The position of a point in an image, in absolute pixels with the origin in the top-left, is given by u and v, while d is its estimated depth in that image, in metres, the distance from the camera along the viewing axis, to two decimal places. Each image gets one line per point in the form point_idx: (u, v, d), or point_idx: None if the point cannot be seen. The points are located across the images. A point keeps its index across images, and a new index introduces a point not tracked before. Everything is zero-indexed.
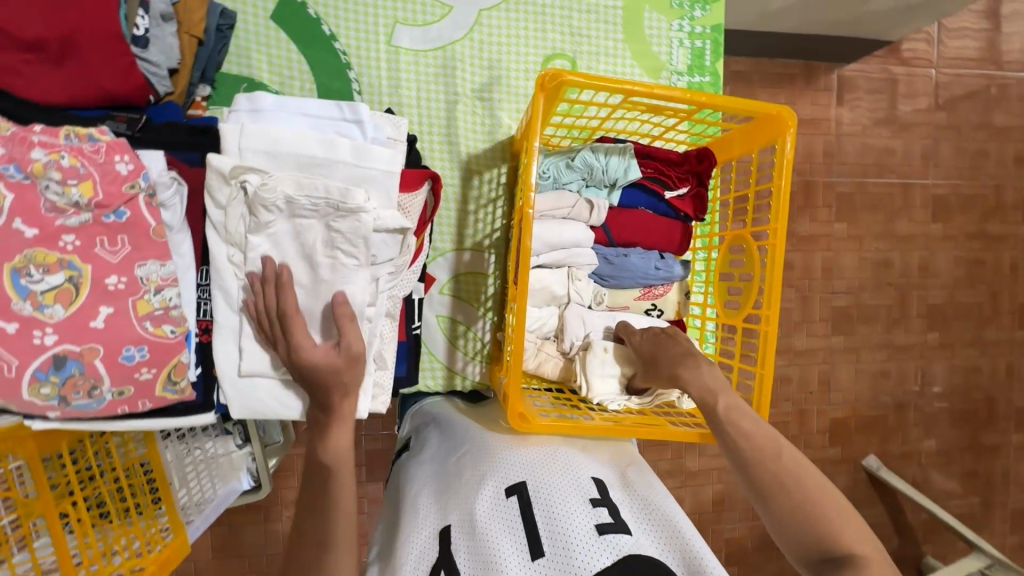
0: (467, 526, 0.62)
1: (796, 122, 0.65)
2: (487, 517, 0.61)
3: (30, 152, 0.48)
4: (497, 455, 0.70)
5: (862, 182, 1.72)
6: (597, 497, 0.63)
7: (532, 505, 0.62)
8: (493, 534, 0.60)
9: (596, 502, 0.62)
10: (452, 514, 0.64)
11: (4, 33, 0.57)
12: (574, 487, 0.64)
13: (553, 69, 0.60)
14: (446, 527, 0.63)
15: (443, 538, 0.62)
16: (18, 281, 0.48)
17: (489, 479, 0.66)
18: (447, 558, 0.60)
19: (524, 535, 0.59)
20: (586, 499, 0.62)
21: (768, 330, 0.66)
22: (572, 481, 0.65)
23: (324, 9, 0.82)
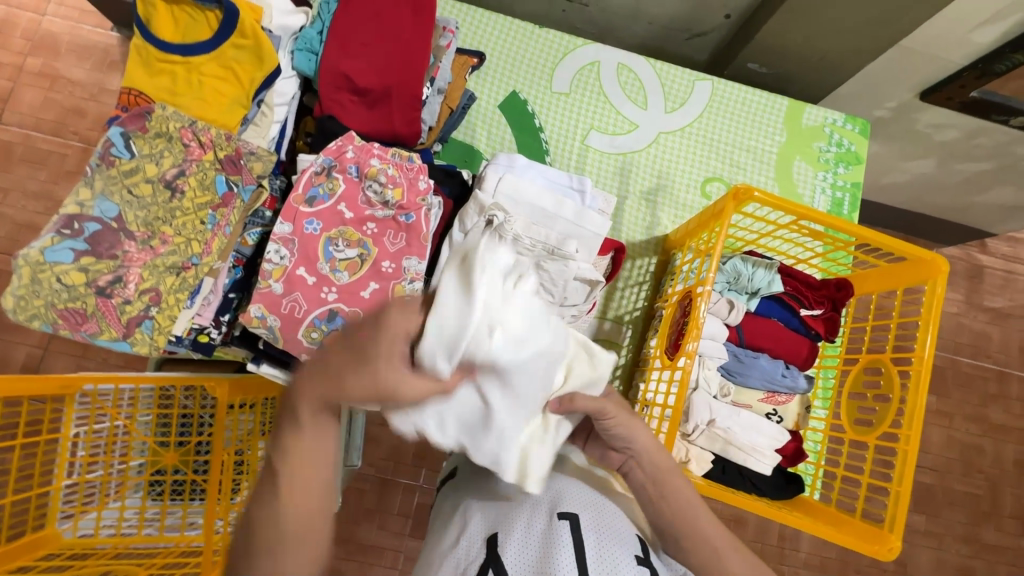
0: (522, 539, 0.62)
1: (949, 270, 0.73)
2: (538, 535, 0.61)
3: (368, 159, 0.65)
4: (554, 480, 0.69)
5: (954, 359, 1.72)
6: (641, 556, 0.62)
7: (582, 534, 0.61)
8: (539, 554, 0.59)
9: (640, 560, 0.62)
10: (501, 522, 0.64)
11: (348, 79, 0.78)
12: (622, 537, 0.63)
13: (747, 184, 0.73)
14: (494, 536, 0.62)
15: (492, 543, 0.62)
16: (328, 247, 0.63)
17: (545, 502, 0.65)
18: (497, 559, 0.60)
19: (574, 563, 0.58)
20: (633, 554, 0.62)
21: (907, 448, 0.70)
22: (620, 533, 0.64)
23: (539, 107, 1.03)
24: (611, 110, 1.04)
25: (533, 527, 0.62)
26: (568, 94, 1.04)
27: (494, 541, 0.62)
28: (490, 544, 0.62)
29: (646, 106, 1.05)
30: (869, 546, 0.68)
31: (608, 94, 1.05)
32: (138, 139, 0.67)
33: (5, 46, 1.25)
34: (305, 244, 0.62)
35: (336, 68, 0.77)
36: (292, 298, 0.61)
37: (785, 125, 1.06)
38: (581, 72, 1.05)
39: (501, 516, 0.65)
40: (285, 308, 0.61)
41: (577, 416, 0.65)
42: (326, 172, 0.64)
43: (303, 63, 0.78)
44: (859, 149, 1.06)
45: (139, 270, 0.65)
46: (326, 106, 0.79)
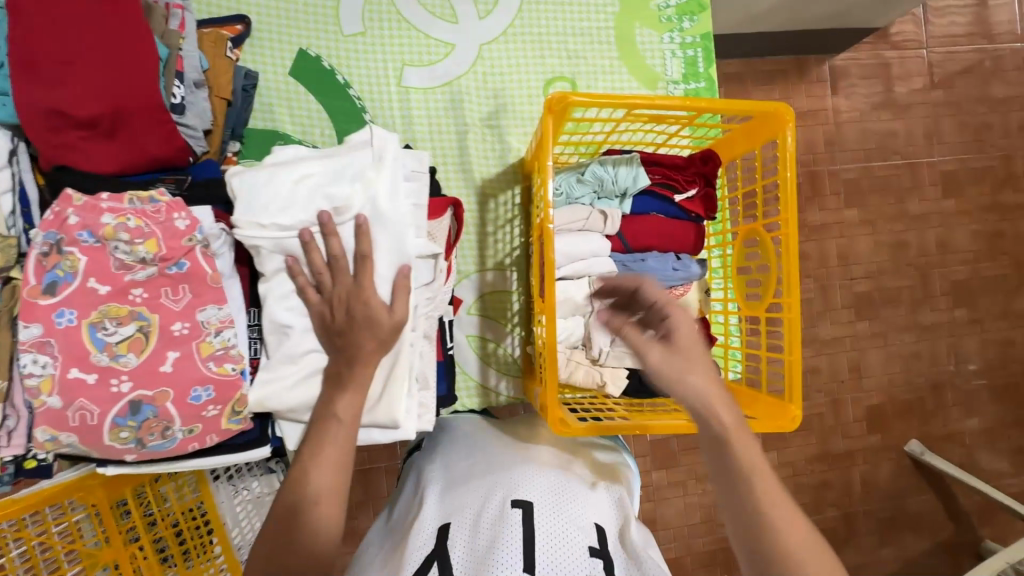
0: (471, 526, 0.62)
1: (794, 115, 0.68)
2: (487, 529, 0.60)
3: (99, 217, 0.54)
4: (521, 470, 0.68)
5: (867, 166, 1.70)
6: (596, 547, 0.59)
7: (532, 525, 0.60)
8: (486, 548, 0.58)
9: (594, 553, 0.58)
10: (457, 513, 0.64)
11: (62, 114, 0.63)
12: (577, 524, 0.61)
13: (560, 92, 0.64)
14: (448, 526, 0.63)
15: (442, 533, 0.62)
16: (94, 334, 0.53)
17: (501, 493, 0.65)
18: (442, 551, 0.59)
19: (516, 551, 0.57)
20: (585, 546, 0.59)
21: (791, 315, 0.68)
22: (578, 519, 0.62)
23: (336, 60, 0.88)
24: (418, 36, 0.90)
25: (485, 520, 0.62)
26: (364, 33, 0.88)
27: (446, 530, 0.62)
28: (442, 534, 0.62)
29: (455, 18, 0.90)
30: (774, 423, 0.67)
31: (408, 18, 0.89)
32: None
33: None
34: (67, 341, 0.53)
35: (40, 106, 0.62)
36: (78, 407, 0.53)
37: None
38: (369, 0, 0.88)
39: (457, 507, 0.65)
40: (75, 420, 0.53)
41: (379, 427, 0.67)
42: (56, 248, 0.53)
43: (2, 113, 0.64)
44: None
45: None
46: (54, 157, 0.64)
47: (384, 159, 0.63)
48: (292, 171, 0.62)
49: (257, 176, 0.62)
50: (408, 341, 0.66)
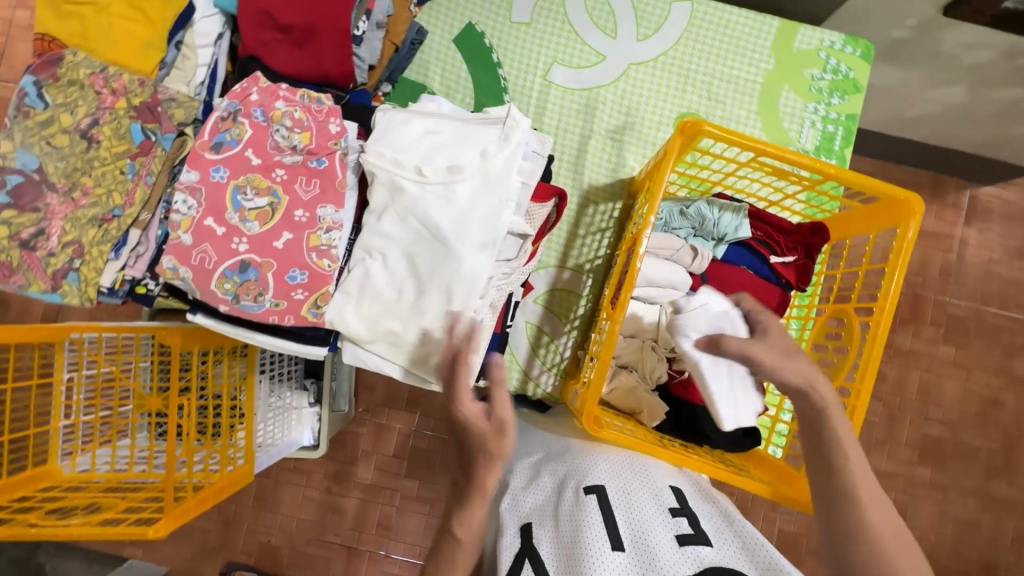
0: (550, 521, 0.65)
1: (923, 211, 0.66)
2: (567, 515, 0.64)
3: (274, 102, 0.63)
4: (579, 460, 0.72)
5: (980, 309, 1.58)
6: (676, 507, 0.65)
7: (611, 506, 0.64)
8: (574, 527, 0.62)
9: (675, 513, 0.64)
10: (533, 510, 0.67)
11: (270, 16, 0.73)
12: (651, 497, 0.66)
13: (695, 118, 0.67)
14: (530, 524, 0.65)
15: (526, 531, 0.65)
16: (236, 196, 0.61)
17: (569, 481, 0.68)
18: (531, 547, 0.62)
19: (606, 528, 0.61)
20: (665, 509, 0.65)
21: (856, 405, 0.66)
22: (650, 490, 0.67)
23: (497, 40, 0.95)
24: (576, 40, 0.96)
25: (562, 508, 0.65)
26: (529, 24, 0.95)
27: (528, 528, 0.65)
28: (525, 531, 0.64)
29: (615, 34, 0.95)
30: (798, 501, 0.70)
31: (573, 22, 0.96)
32: (50, 88, 0.66)
33: None
34: (213, 193, 0.61)
35: (256, 4, 0.73)
36: (201, 249, 0.61)
37: (773, 50, 0.95)
38: None
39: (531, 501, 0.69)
40: (195, 259, 0.61)
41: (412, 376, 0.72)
42: (232, 116, 0.62)
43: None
44: (858, 76, 0.95)
45: (61, 223, 0.65)
46: (251, 48, 0.75)
47: (506, 132, 0.68)
48: (425, 121, 0.69)
49: (396, 116, 0.68)
50: (474, 307, 0.69)
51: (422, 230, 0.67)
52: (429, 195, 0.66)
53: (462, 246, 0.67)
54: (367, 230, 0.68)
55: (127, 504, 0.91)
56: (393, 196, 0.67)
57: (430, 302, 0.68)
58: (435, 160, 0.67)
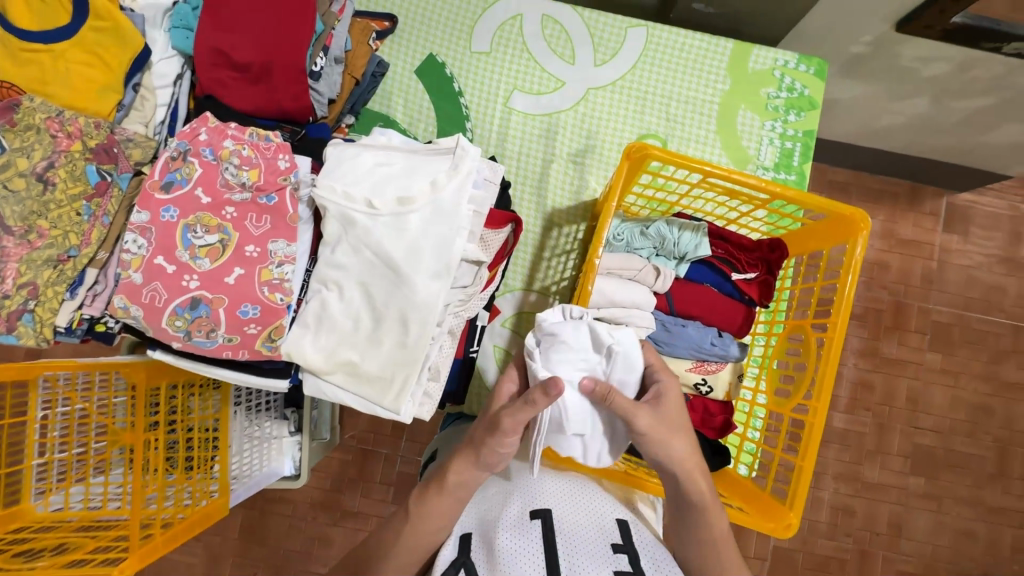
0: (491, 536, 0.65)
1: (870, 226, 0.67)
2: (511, 530, 0.65)
3: (223, 141, 0.63)
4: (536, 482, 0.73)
5: (963, 315, 1.57)
6: (619, 544, 0.66)
7: (553, 532, 0.65)
8: (514, 544, 0.63)
9: (616, 548, 0.65)
10: (477, 523, 0.69)
11: (225, 55, 0.75)
12: (597, 530, 0.67)
13: (641, 142, 0.67)
14: (470, 537, 0.66)
15: (464, 544, 0.66)
16: (186, 234, 0.62)
17: (521, 502, 0.70)
18: (467, 559, 0.63)
19: (543, 553, 0.62)
20: (608, 544, 0.65)
21: (814, 422, 0.65)
22: (597, 524, 0.68)
23: (457, 70, 0.97)
24: (535, 67, 0.98)
25: (507, 524, 0.66)
26: (489, 53, 0.98)
27: (467, 541, 0.66)
28: (463, 545, 0.65)
29: (573, 60, 0.98)
30: (767, 525, 0.65)
31: (532, 50, 0.98)
32: (8, 134, 0.67)
33: None
34: (163, 232, 0.62)
35: (211, 44, 0.75)
36: (152, 287, 0.61)
37: (728, 70, 0.97)
38: (502, 27, 0.98)
39: (480, 516, 0.70)
40: (146, 298, 0.61)
41: (373, 407, 0.72)
42: (182, 156, 0.63)
43: (180, 41, 0.76)
44: (813, 93, 0.96)
45: (16, 265, 0.65)
46: (206, 87, 0.76)
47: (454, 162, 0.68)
48: (374, 156, 0.70)
49: (346, 150, 0.69)
50: (431, 334, 0.70)
51: (375, 261, 0.68)
52: (380, 226, 0.67)
53: (418, 272, 0.68)
54: (322, 262, 0.69)
55: (96, 543, 0.90)
56: (345, 228, 0.68)
57: (387, 332, 0.69)
58: (384, 192, 0.67)
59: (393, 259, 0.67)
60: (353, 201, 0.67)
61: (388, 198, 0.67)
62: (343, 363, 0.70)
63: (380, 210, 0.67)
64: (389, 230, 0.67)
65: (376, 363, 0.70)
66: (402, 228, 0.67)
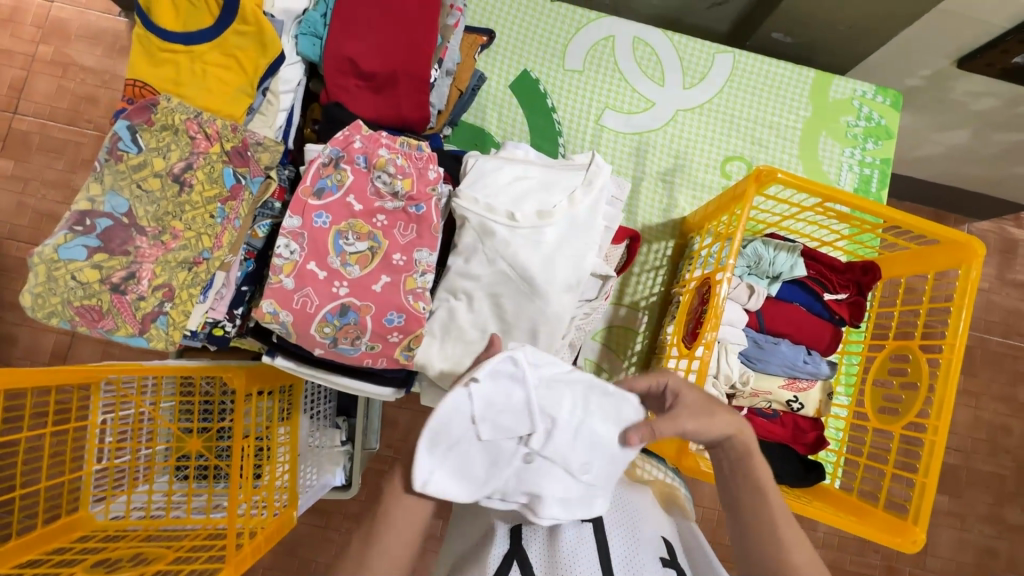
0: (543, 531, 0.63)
1: (985, 254, 0.70)
2: (563, 529, 0.62)
3: (377, 150, 0.64)
4: None
5: (983, 337, 1.64)
6: (667, 558, 0.62)
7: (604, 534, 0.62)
8: (568, 547, 0.60)
9: (665, 563, 0.61)
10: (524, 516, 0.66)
11: (355, 64, 0.76)
12: (648, 538, 0.64)
13: (770, 166, 0.70)
14: (521, 529, 0.64)
15: (515, 535, 0.63)
16: (338, 240, 0.62)
17: None
18: (520, 551, 0.61)
19: (597, 558, 0.59)
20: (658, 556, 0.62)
21: (934, 438, 0.68)
22: (645, 535, 0.64)
23: (551, 86, 0.99)
24: (626, 87, 1.00)
25: (558, 524, 0.63)
26: (582, 71, 1.00)
27: (517, 532, 0.63)
28: (514, 537, 0.63)
29: (663, 82, 1.01)
30: (892, 539, 0.67)
31: (623, 71, 1.00)
32: (144, 133, 0.66)
33: (16, 34, 1.20)
34: (315, 238, 0.61)
35: (342, 52, 0.75)
36: (304, 293, 0.61)
37: (810, 98, 1.01)
38: (595, 47, 1.00)
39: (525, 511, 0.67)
40: (297, 303, 0.60)
41: None
42: (334, 163, 0.63)
43: (306, 48, 0.76)
44: (889, 123, 1.01)
45: (152, 266, 0.65)
46: (332, 94, 0.77)
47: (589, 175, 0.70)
48: (515, 168, 0.72)
49: (488, 163, 0.71)
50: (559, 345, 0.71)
51: (509, 272, 0.68)
52: (518, 237, 0.68)
53: (551, 282, 0.68)
54: (455, 271, 0.69)
55: (172, 556, 0.86)
56: (482, 238, 0.68)
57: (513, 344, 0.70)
58: (524, 206, 0.69)
59: (527, 269, 0.68)
60: (492, 211, 0.68)
61: (528, 212, 0.68)
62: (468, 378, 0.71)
63: (518, 221, 0.68)
64: (525, 242, 0.68)
65: None
66: (537, 240, 0.68)
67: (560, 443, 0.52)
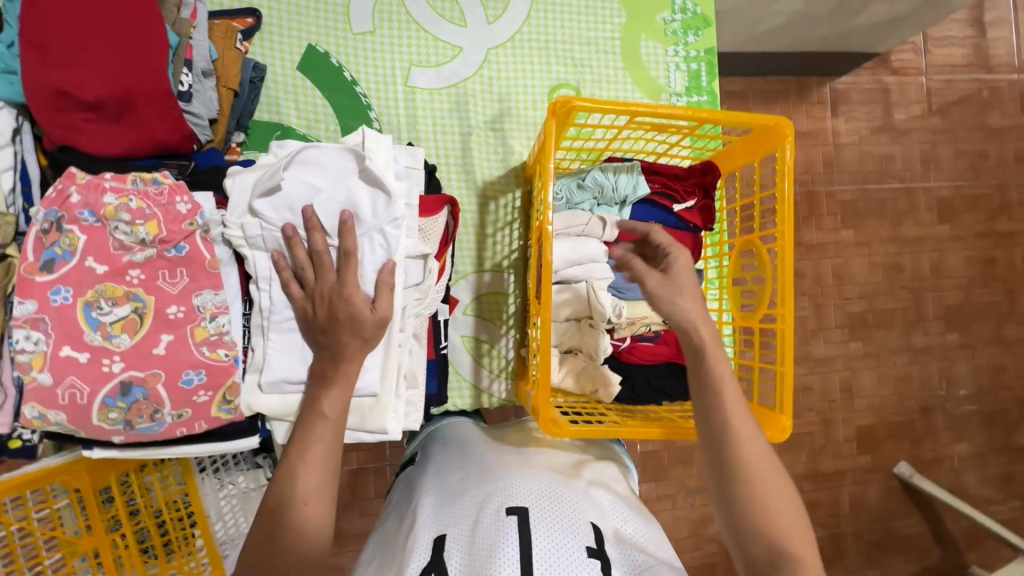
0: (466, 536, 0.59)
1: (794, 129, 0.69)
2: (482, 533, 0.59)
3: (102, 197, 0.54)
4: (513, 477, 0.66)
5: (863, 189, 1.70)
6: (595, 548, 0.58)
7: (528, 533, 0.58)
8: (489, 546, 0.57)
9: (591, 552, 0.57)
10: (450, 522, 0.62)
11: (68, 95, 0.63)
12: (574, 529, 0.59)
13: (563, 96, 0.65)
14: (442, 537, 0.60)
15: (437, 544, 0.60)
16: (89, 313, 0.53)
17: (494, 500, 0.62)
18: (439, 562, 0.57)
19: (518, 553, 0.55)
20: (583, 547, 0.57)
21: (784, 326, 0.69)
22: (572, 522, 0.60)
23: (344, 57, 0.89)
24: (427, 38, 0.91)
25: (479, 528, 0.59)
26: (373, 32, 0.89)
27: (440, 542, 0.60)
28: (436, 545, 0.59)
29: (464, 22, 0.92)
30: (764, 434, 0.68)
31: (418, 20, 0.91)
32: None
33: None
34: (61, 319, 0.53)
35: (45, 83, 0.62)
36: (68, 384, 0.53)
37: (621, 3, 0.95)
38: (380, 0, 0.89)
39: (450, 514, 0.64)
40: (64, 398, 0.53)
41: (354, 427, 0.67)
42: (55, 226, 0.53)
43: (3, 89, 0.64)
44: (705, 10, 0.97)
45: None
46: (57, 137, 0.64)
47: (364, 163, 0.62)
48: (291, 179, 0.60)
49: (250, 175, 0.61)
50: (396, 342, 0.67)
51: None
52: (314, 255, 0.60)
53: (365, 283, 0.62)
54: (263, 314, 0.61)
55: None
56: (275, 257, 0.60)
57: None
58: (320, 222, 0.60)
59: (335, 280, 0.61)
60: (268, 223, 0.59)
61: (332, 228, 0.61)
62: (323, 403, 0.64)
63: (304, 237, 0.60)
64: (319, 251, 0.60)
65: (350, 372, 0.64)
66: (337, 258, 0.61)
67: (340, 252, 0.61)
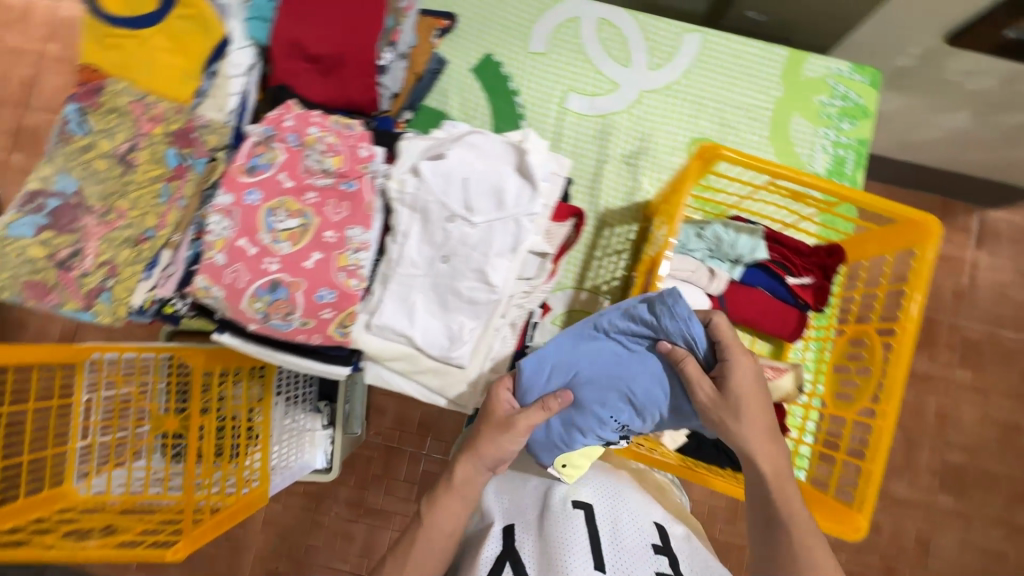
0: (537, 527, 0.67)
1: (942, 232, 0.67)
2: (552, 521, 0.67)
3: (307, 128, 0.65)
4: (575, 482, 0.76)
5: (994, 332, 1.47)
6: (658, 545, 0.67)
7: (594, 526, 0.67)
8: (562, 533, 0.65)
9: (658, 549, 0.67)
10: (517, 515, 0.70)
11: (300, 47, 0.77)
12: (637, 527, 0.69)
13: (713, 142, 0.68)
14: (512, 528, 0.68)
15: (508, 533, 0.67)
16: (268, 217, 0.63)
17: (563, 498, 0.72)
18: (514, 551, 0.64)
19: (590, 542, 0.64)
20: (648, 543, 0.67)
21: (882, 425, 0.65)
22: (636, 524, 0.70)
23: (514, 69, 0.99)
24: (591, 70, 0.99)
25: (551, 516, 0.68)
26: (545, 54, 0.99)
27: (511, 531, 0.67)
28: (508, 534, 0.67)
29: (628, 63, 0.99)
30: (834, 526, 0.65)
31: (588, 52, 0.99)
32: (92, 116, 0.69)
33: None
34: (246, 215, 0.63)
35: (288, 35, 0.76)
36: (234, 268, 0.62)
37: (782, 78, 0.98)
38: (559, 29, 0.99)
39: (516, 509, 0.72)
40: (227, 279, 0.62)
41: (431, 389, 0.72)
42: (266, 142, 0.65)
43: (257, 32, 0.78)
44: (867, 102, 0.97)
45: (96, 244, 0.67)
46: (281, 76, 0.78)
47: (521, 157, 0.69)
48: (454, 153, 0.69)
49: (419, 142, 0.70)
50: (496, 325, 0.71)
51: (448, 266, 0.68)
52: (455, 224, 0.68)
53: (487, 262, 0.68)
54: (390, 264, 0.69)
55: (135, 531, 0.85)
56: (418, 217, 0.68)
57: (457, 313, 0.69)
58: (467, 200, 0.68)
59: (464, 253, 0.68)
60: (424, 188, 0.67)
61: (473, 206, 0.68)
62: (417, 359, 0.70)
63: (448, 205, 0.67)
64: (460, 224, 0.68)
65: (447, 338, 0.69)
66: (470, 234, 0.68)
67: (477, 230, 0.68)
